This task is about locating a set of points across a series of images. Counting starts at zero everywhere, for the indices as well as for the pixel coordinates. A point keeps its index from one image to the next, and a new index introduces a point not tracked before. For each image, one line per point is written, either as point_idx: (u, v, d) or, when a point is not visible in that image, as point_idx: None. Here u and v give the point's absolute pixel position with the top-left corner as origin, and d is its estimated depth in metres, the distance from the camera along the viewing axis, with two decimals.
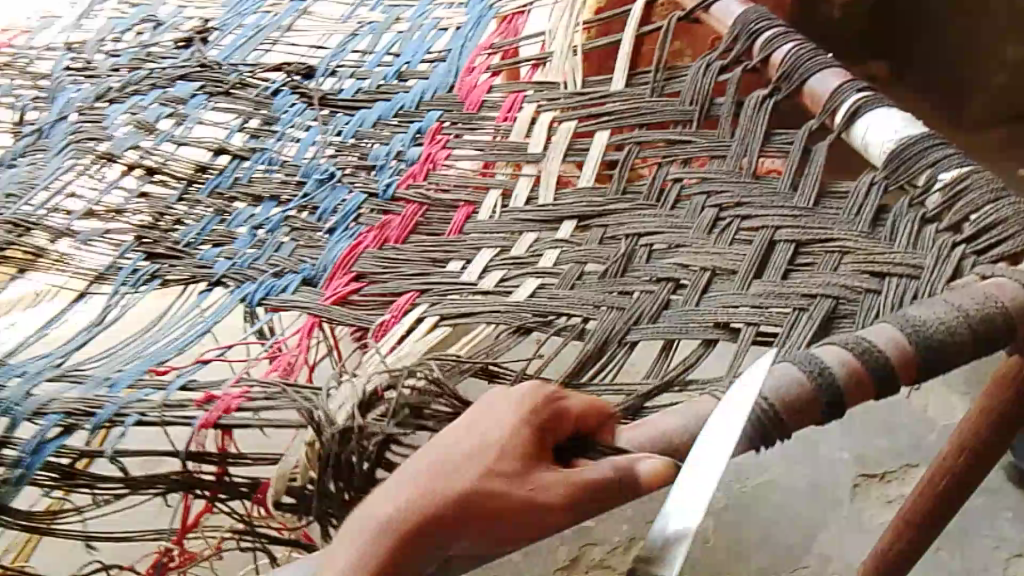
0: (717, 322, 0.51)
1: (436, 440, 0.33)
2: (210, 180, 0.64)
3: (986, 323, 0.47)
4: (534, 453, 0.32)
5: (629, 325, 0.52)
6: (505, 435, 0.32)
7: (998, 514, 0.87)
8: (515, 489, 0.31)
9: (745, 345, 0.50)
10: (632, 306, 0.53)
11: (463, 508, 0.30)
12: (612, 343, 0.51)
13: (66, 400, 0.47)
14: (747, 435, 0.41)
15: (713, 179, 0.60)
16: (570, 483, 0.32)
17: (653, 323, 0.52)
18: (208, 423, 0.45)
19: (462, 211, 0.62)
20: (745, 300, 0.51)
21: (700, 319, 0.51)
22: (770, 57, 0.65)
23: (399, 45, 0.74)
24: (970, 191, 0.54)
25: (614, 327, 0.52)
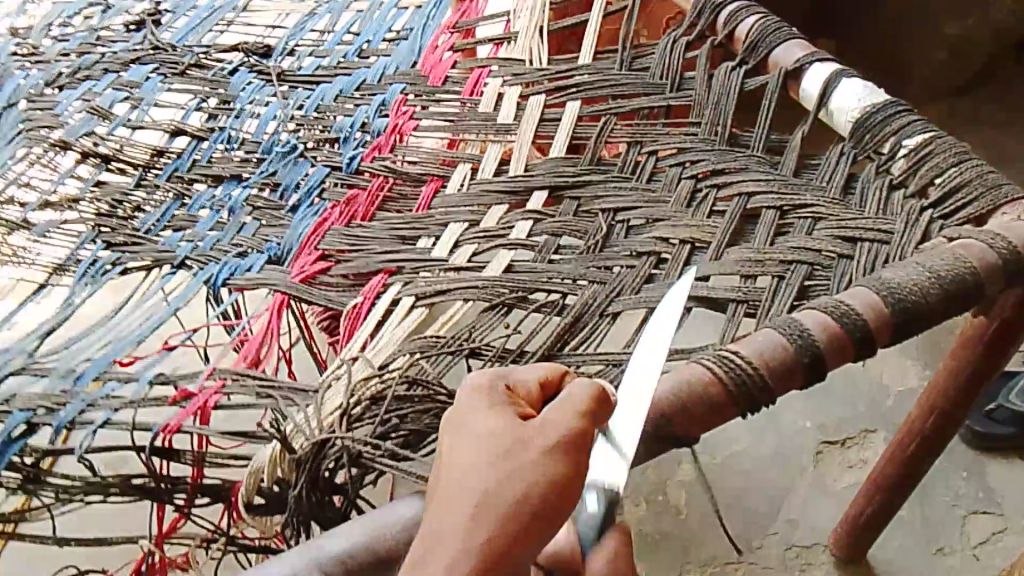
0: (703, 296, 0.49)
1: (447, 470, 0.30)
2: (167, 165, 0.62)
3: (957, 284, 0.46)
4: (518, 429, 0.30)
5: (611, 297, 0.50)
6: (484, 434, 0.30)
7: (953, 476, 0.89)
8: (535, 447, 0.29)
9: (731, 322, 0.48)
10: (613, 281, 0.51)
11: (526, 500, 0.28)
12: (592, 316, 0.49)
13: (30, 396, 0.46)
14: (733, 403, 0.41)
15: (690, 151, 0.58)
16: (577, 411, 0.30)
17: (635, 294, 0.50)
18: (173, 429, 0.43)
19: (431, 185, 0.59)
20: (724, 272, 0.50)
21: (682, 287, 0.49)
22: (736, 32, 0.64)
23: (360, 24, 0.73)
24: (934, 156, 0.54)
25: (595, 300, 0.50)
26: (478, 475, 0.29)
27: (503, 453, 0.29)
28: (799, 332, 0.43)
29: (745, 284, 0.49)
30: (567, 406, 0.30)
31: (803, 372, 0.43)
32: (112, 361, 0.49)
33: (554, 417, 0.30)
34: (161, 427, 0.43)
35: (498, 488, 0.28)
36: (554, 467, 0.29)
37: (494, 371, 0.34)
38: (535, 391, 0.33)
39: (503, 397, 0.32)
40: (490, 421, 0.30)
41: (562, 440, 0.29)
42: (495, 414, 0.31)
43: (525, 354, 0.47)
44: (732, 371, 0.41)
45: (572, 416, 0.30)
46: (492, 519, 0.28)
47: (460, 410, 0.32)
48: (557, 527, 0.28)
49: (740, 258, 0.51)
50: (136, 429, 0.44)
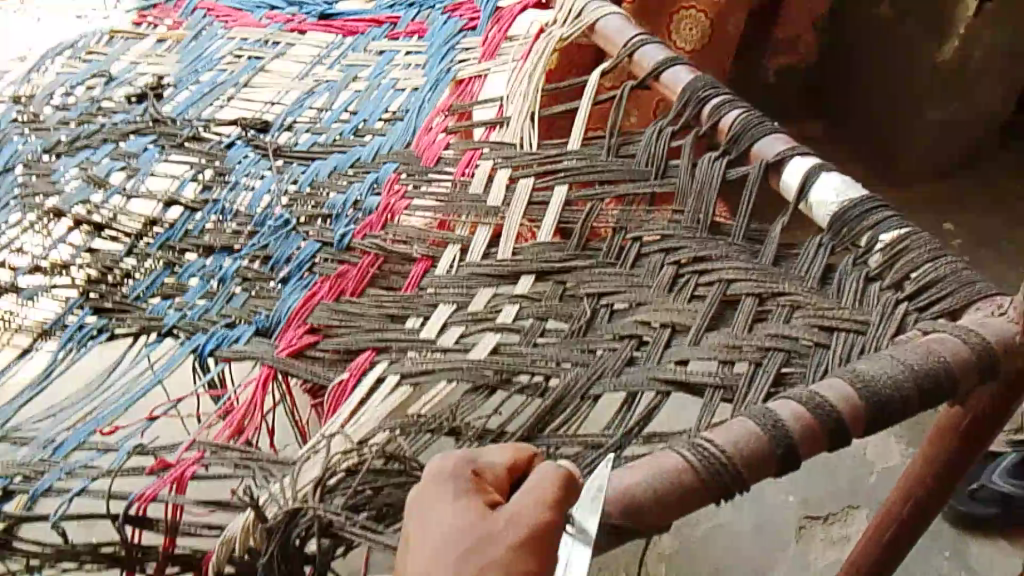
0: (680, 381, 0.50)
1: (416, 570, 0.30)
2: (160, 234, 0.64)
3: (931, 378, 0.47)
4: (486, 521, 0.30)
5: (592, 380, 0.50)
6: (453, 527, 0.30)
7: (934, 555, 0.88)
8: (501, 549, 0.29)
9: (709, 407, 0.48)
10: (595, 363, 0.51)
11: None
12: (573, 399, 0.49)
13: (6, 464, 0.46)
14: (710, 491, 0.41)
15: (672, 237, 0.60)
16: (547, 505, 0.30)
17: (616, 377, 0.50)
18: (148, 498, 0.43)
19: (420, 266, 0.60)
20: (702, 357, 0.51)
21: (661, 373, 0.50)
22: (719, 123, 0.66)
23: (358, 104, 0.75)
24: (910, 250, 0.55)
25: (577, 382, 0.50)
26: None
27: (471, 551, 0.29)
28: (773, 421, 0.44)
29: (723, 373, 0.50)
30: (534, 496, 0.31)
31: (777, 463, 0.43)
32: (93, 430, 0.49)
33: (520, 509, 0.30)
34: (137, 496, 0.43)
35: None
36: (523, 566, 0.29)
37: (463, 451, 0.34)
38: (503, 472, 0.33)
39: (471, 484, 0.32)
40: (460, 514, 0.30)
41: (531, 537, 0.30)
42: (465, 503, 0.31)
43: (504, 434, 0.48)
44: (707, 460, 0.41)
45: (539, 506, 0.30)
46: None
47: (428, 495, 0.32)
48: None
49: (720, 344, 0.52)
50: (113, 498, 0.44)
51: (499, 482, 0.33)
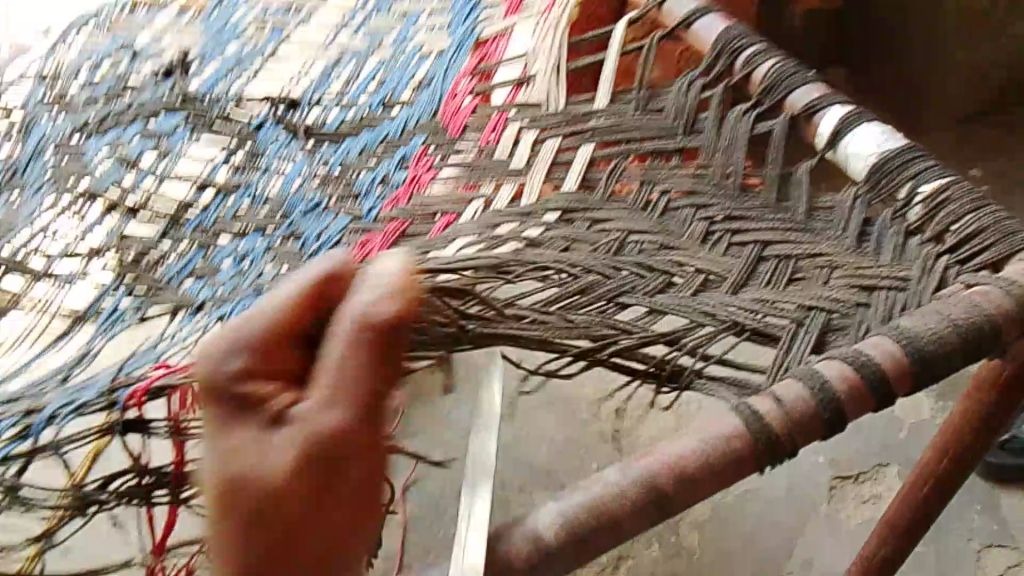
0: (726, 326, 0.51)
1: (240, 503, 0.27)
2: (194, 215, 0.64)
3: (974, 331, 0.47)
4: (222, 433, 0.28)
5: (619, 308, 0.52)
6: (240, 446, 0.27)
7: (967, 509, 0.89)
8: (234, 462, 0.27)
9: (723, 331, 0.50)
10: (622, 296, 0.52)
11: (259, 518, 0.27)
12: (602, 326, 0.51)
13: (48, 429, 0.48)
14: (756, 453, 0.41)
15: (701, 193, 0.60)
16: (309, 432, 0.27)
17: (647, 313, 0.52)
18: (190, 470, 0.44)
19: (444, 219, 0.61)
20: (740, 302, 0.52)
21: (693, 309, 0.51)
22: (753, 74, 0.65)
23: (384, 73, 0.74)
24: (951, 202, 0.55)
25: (602, 314, 0.51)
26: (235, 520, 0.27)
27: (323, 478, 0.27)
28: (820, 383, 0.44)
29: (760, 317, 0.51)
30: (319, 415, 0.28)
31: (824, 425, 0.43)
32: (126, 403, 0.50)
33: (314, 418, 0.28)
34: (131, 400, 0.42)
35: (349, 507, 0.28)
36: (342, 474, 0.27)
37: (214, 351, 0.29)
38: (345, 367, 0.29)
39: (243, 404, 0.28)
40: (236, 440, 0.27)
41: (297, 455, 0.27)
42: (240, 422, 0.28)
43: None
44: (760, 428, 0.42)
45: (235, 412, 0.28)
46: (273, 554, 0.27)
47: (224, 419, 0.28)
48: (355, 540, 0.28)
49: (754, 299, 0.52)
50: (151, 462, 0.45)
51: (216, 404, 0.29)
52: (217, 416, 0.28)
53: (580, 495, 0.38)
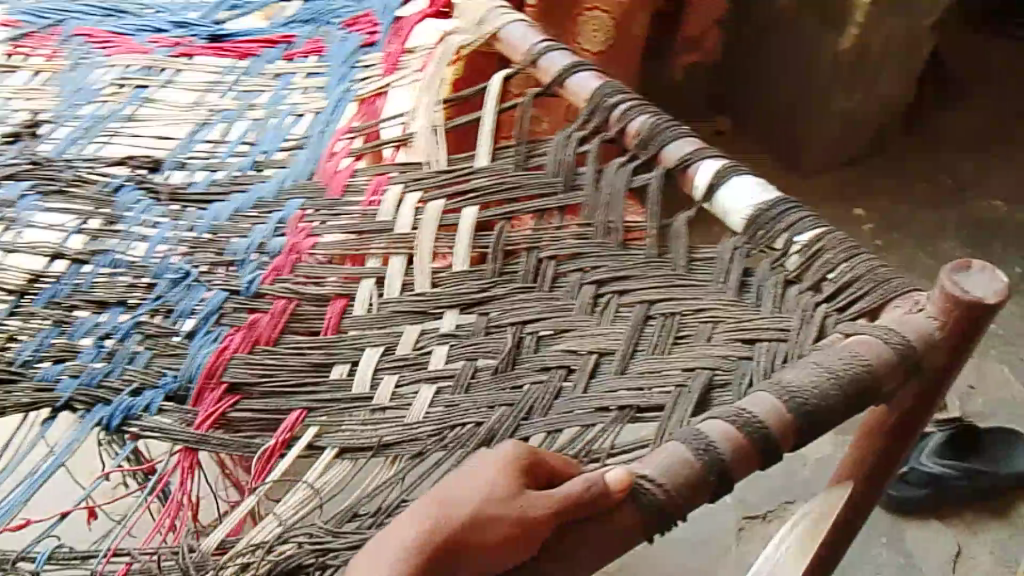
0: (616, 414, 0.49)
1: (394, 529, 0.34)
2: (45, 289, 0.60)
3: (854, 382, 0.47)
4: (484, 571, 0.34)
5: (520, 419, 0.50)
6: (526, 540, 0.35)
7: (873, 545, 0.91)
8: (493, 516, 0.34)
9: (615, 424, 0.49)
10: (522, 400, 0.51)
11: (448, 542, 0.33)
12: (503, 437, 0.50)
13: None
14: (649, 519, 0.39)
15: (587, 254, 0.59)
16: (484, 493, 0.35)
17: (546, 414, 0.51)
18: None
19: (337, 304, 0.59)
20: (628, 388, 0.50)
21: (589, 402, 0.50)
22: (626, 128, 0.64)
23: (255, 133, 0.71)
24: (826, 250, 0.55)
25: (506, 422, 0.50)
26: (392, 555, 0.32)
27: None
28: (703, 444, 0.42)
29: (647, 392, 0.50)
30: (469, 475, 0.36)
31: (710, 487, 0.42)
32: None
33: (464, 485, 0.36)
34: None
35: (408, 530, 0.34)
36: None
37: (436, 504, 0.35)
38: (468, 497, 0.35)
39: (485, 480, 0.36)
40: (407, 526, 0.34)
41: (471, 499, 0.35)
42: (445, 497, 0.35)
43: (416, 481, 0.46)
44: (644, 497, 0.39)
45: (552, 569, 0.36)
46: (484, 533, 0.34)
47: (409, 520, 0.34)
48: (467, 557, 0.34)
49: (645, 371, 0.51)
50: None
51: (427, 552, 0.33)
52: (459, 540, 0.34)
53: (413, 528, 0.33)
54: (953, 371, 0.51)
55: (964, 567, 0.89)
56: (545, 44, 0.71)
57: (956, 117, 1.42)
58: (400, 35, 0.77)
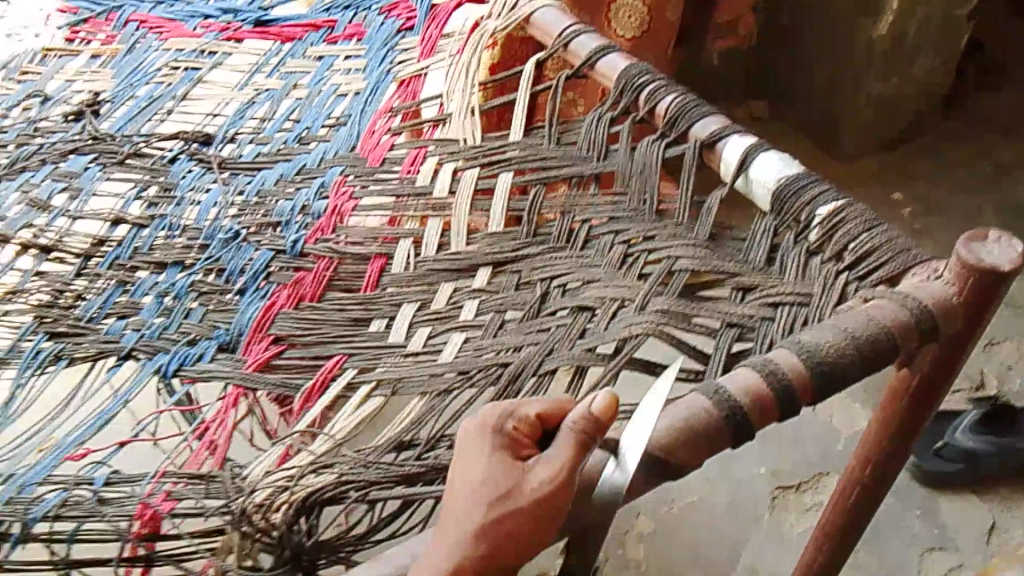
0: (635, 353, 0.52)
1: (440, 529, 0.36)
2: (109, 253, 0.64)
3: (871, 343, 0.49)
4: (480, 526, 0.34)
5: (546, 355, 0.53)
6: (480, 482, 0.35)
7: (905, 514, 0.92)
8: (520, 498, 0.35)
9: (616, 369, 0.51)
10: (548, 339, 0.54)
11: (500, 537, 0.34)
12: (527, 376, 0.52)
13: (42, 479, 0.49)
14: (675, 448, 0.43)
15: (621, 218, 0.62)
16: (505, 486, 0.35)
17: (572, 349, 0.53)
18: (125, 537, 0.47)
19: (376, 263, 0.62)
20: (645, 319, 0.53)
21: (613, 337, 0.53)
22: (656, 108, 0.67)
23: (299, 111, 0.75)
24: (846, 223, 0.57)
25: (532, 360, 0.53)
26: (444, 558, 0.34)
27: (494, 552, 0.34)
28: (723, 395, 0.45)
29: (662, 324, 0.53)
30: (478, 458, 0.36)
31: (730, 434, 0.44)
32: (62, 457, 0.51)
33: (481, 475, 0.36)
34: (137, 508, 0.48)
35: (418, 561, 0.36)
36: (524, 541, 0.35)
37: (460, 496, 0.36)
38: (489, 479, 0.35)
39: (499, 449, 0.37)
40: (453, 530, 0.35)
41: (497, 491, 0.35)
42: (478, 474, 0.36)
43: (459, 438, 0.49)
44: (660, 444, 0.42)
45: (551, 477, 0.35)
46: (521, 516, 0.35)
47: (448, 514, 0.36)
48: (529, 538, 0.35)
49: (667, 310, 0.54)
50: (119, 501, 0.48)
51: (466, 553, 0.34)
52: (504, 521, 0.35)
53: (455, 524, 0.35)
54: (973, 336, 0.52)
55: (1000, 539, 0.90)
56: (575, 27, 0.74)
57: (991, 103, 1.41)
58: (437, 20, 0.79)
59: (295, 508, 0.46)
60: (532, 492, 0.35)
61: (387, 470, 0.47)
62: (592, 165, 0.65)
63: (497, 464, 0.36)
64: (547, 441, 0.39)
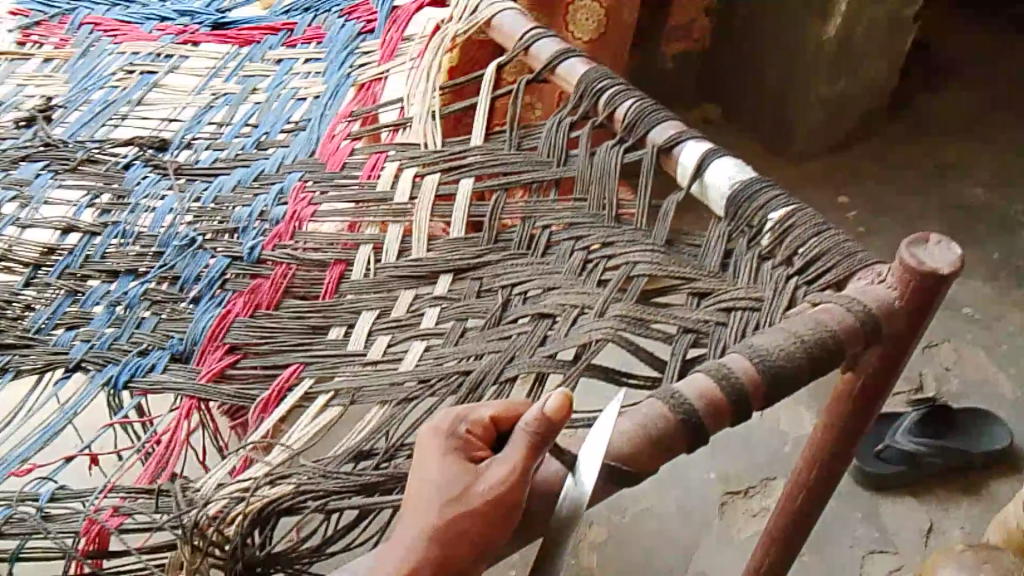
0: (591, 359, 0.53)
1: (396, 531, 0.37)
2: (59, 262, 0.63)
3: (819, 347, 0.50)
4: (433, 528, 0.35)
5: (504, 364, 0.54)
6: (434, 484, 0.36)
7: (851, 518, 0.94)
8: (475, 500, 0.36)
9: (572, 375, 0.52)
10: (506, 347, 0.55)
11: (455, 538, 0.35)
12: (485, 384, 0.53)
13: None
14: (631, 453, 0.44)
15: (579, 224, 0.63)
16: (460, 489, 0.36)
17: (529, 356, 0.54)
18: (69, 554, 0.46)
19: (335, 270, 0.63)
20: (602, 325, 0.54)
21: (569, 343, 0.54)
22: (614, 113, 0.68)
23: (258, 116, 0.74)
24: (797, 227, 0.58)
25: (490, 368, 0.54)
26: (399, 559, 0.35)
27: (448, 551, 0.35)
28: (678, 400, 0.46)
29: (617, 331, 0.54)
30: (432, 463, 0.37)
31: (686, 436, 0.46)
32: (5, 473, 0.51)
33: (434, 478, 0.37)
34: (84, 530, 0.46)
35: (367, 566, 0.37)
36: (480, 540, 0.36)
37: (415, 500, 0.37)
38: (442, 482, 0.36)
39: (455, 451, 0.38)
40: (408, 533, 0.36)
41: (451, 495, 0.36)
42: (432, 476, 0.37)
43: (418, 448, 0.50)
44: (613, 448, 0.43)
45: (503, 479, 0.36)
46: (476, 516, 0.36)
47: (405, 516, 0.37)
48: (485, 536, 0.36)
49: (623, 315, 0.55)
50: (66, 519, 0.47)
51: (421, 555, 0.35)
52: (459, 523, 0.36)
53: (411, 529, 0.36)
54: (915, 338, 0.54)
55: (937, 539, 0.92)
56: (535, 31, 0.75)
57: (943, 103, 1.45)
58: (397, 23, 0.80)
59: (251, 519, 0.46)
60: (486, 494, 0.36)
61: (345, 480, 0.47)
62: (550, 170, 0.66)
63: (451, 467, 0.37)
64: (501, 442, 0.40)
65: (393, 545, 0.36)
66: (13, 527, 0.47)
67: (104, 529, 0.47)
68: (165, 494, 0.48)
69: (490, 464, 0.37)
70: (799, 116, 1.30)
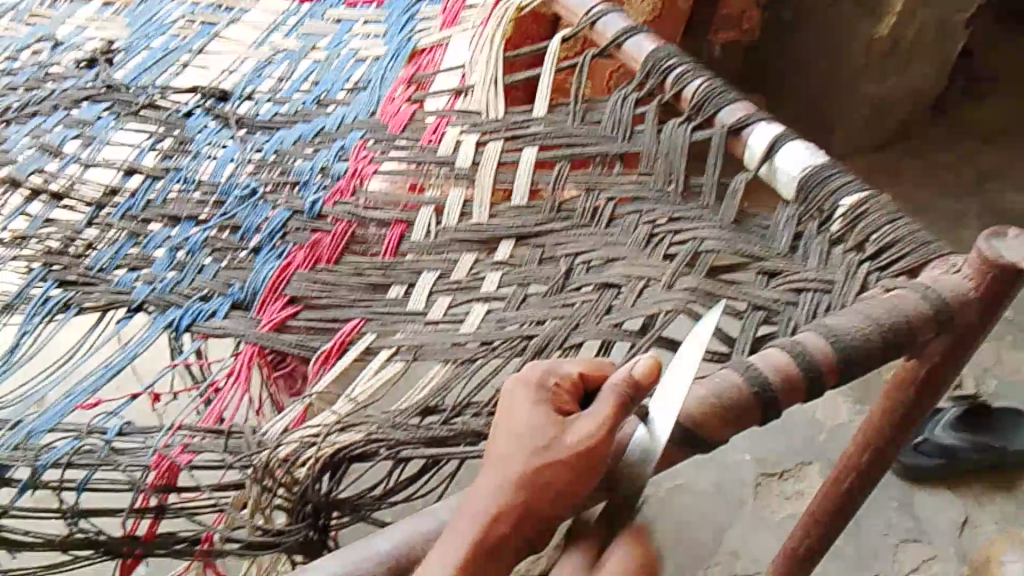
0: (662, 326, 0.53)
1: (479, 478, 0.36)
2: (121, 203, 0.63)
3: (893, 331, 0.50)
4: (521, 472, 0.34)
5: (570, 329, 0.53)
6: (520, 431, 0.35)
7: (883, 508, 0.95)
8: (563, 450, 0.35)
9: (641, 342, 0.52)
10: (573, 314, 0.54)
11: (540, 486, 0.34)
12: (553, 348, 0.52)
13: (59, 427, 0.49)
14: (708, 423, 0.43)
15: (645, 199, 0.62)
16: (548, 438, 0.35)
17: (598, 323, 0.54)
18: (138, 486, 0.46)
19: (395, 229, 0.62)
20: (674, 298, 0.53)
21: (638, 312, 0.54)
22: (681, 92, 0.67)
23: (317, 74, 0.74)
24: (870, 213, 0.57)
25: (556, 334, 0.53)
26: (482, 503, 0.34)
27: (533, 498, 0.34)
28: (754, 372, 0.46)
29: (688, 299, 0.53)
30: (518, 412, 0.36)
31: (760, 410, 0.45)
32: (71, 407, 0.50)
33: (522, 425, 0.36)
34: (152, 465, 0.46)
35: (456, 512, 0.36)
36: (566, 489, 0.34)
37: (501, 447, 0.36)
38: (529, 428, 0.35)
39: (544, 400, 0.37)
40: (492, 477, 0.35)
41: (538, 442, 0.35)
42: (519, 423, 0.36)
43: (482, 407, 0.49)
44: (693, 417, 0.43)
45: (590, 432, 0.35)
46: (564, 465, 0.34)
47: (490, 463, 0.36)
48: (571, 488, 0.34)
49: (694, 287, 0.55)
50: (135, 454, 0.47)
51: (504, 500, 0.34)
52: (545, 470, 0.34)
53: (495, 474, 0.35)
54: (984, 330, 0.53)
55: (970, 533, 0.93)
56: (600, 8, 0.74)
57: (983, 110, 1.44)
58: None
59: (322, 464, 0.45)
60: (577, 444, 0.34)
61: (415, 432, 0.47)
62: (614, 144, 0.65)
63: (538, 417, 0.36)
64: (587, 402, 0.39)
65: (476, 490, 0.35)
66: (86, 455, 0.47)
67: (170, 467, 0.47)
68: (235, 437, 0.48)
69: (578, 418, 0.36)
70: (843, 116, 1.31)
